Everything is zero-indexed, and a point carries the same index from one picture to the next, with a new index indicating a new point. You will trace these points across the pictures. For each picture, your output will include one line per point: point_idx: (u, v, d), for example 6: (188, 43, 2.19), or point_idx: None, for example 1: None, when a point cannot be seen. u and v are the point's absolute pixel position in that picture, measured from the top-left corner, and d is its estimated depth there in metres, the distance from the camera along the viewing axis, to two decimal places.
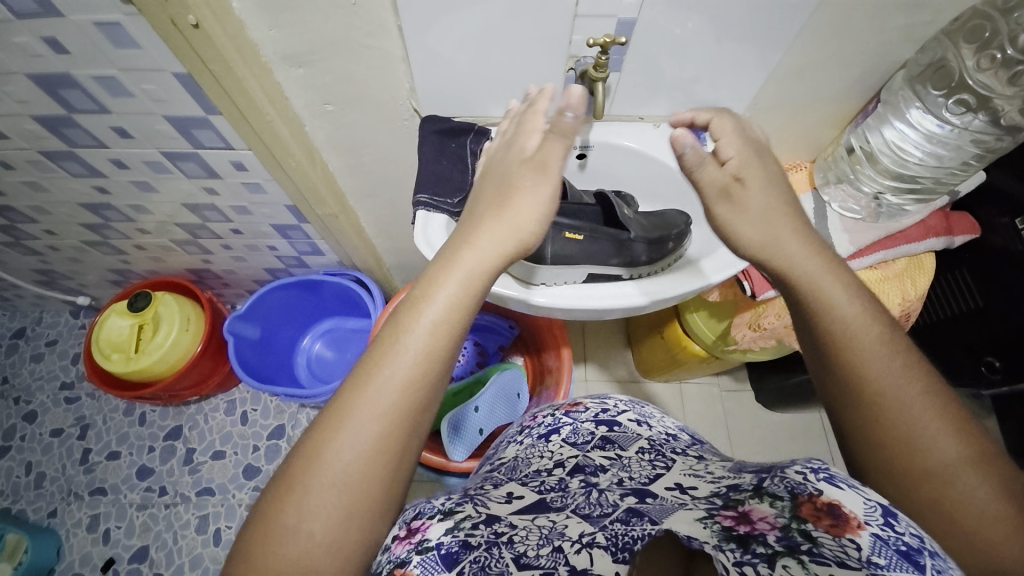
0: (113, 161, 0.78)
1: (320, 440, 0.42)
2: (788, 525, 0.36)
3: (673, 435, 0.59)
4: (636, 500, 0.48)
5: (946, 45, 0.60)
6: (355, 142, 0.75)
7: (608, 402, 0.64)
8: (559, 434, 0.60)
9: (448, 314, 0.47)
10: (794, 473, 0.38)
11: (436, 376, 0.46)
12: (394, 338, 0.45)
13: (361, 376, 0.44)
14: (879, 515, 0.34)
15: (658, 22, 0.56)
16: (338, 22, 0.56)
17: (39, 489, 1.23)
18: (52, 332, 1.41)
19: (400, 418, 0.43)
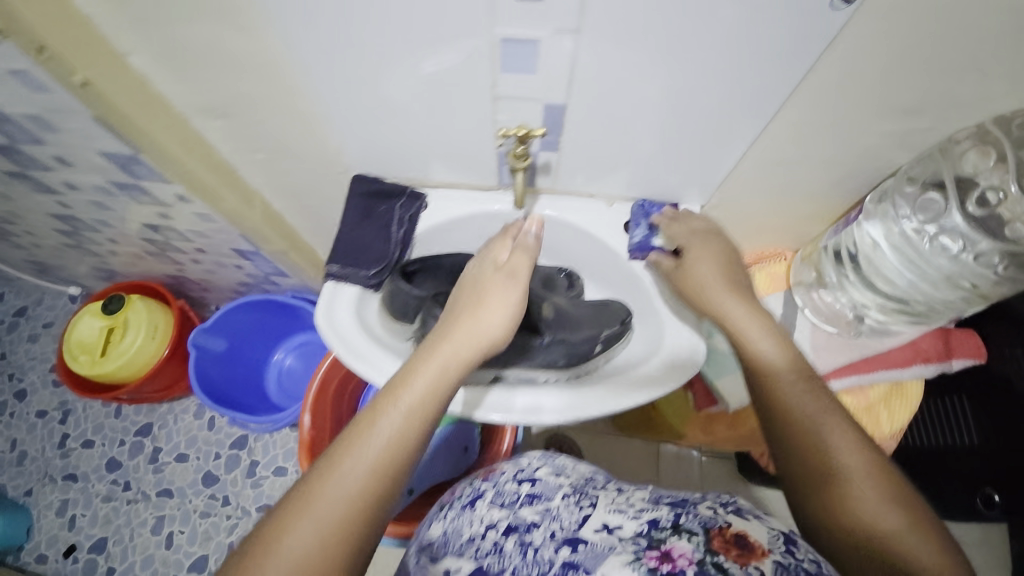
0: (64, 183, 0.78)
1: (283, 523, 0.40)
2: (703, 559, 0.41)
3: (591, 479, 0.59)
4: (570, 551, 0.46)
5: (947, 158, 0.53)
6: (294, 187, 0.71)
7: (522, 462, 0.62)
8: (483, 498, 0.55)
9: (423, 400, 0.46)
10: (706, 510, 0.47)
11: (407, 466, 0.44)
12: (367, 422, 0.44)
13: (333, 457, 0.43)
14: (780, 544, 0.42)
15: (594, 105, 0.51)
16: (245, 82, 0.52)
17: (20, 467, 1.27)
18: (48, 314, 1.42)
19: (365, 508, 0.41)
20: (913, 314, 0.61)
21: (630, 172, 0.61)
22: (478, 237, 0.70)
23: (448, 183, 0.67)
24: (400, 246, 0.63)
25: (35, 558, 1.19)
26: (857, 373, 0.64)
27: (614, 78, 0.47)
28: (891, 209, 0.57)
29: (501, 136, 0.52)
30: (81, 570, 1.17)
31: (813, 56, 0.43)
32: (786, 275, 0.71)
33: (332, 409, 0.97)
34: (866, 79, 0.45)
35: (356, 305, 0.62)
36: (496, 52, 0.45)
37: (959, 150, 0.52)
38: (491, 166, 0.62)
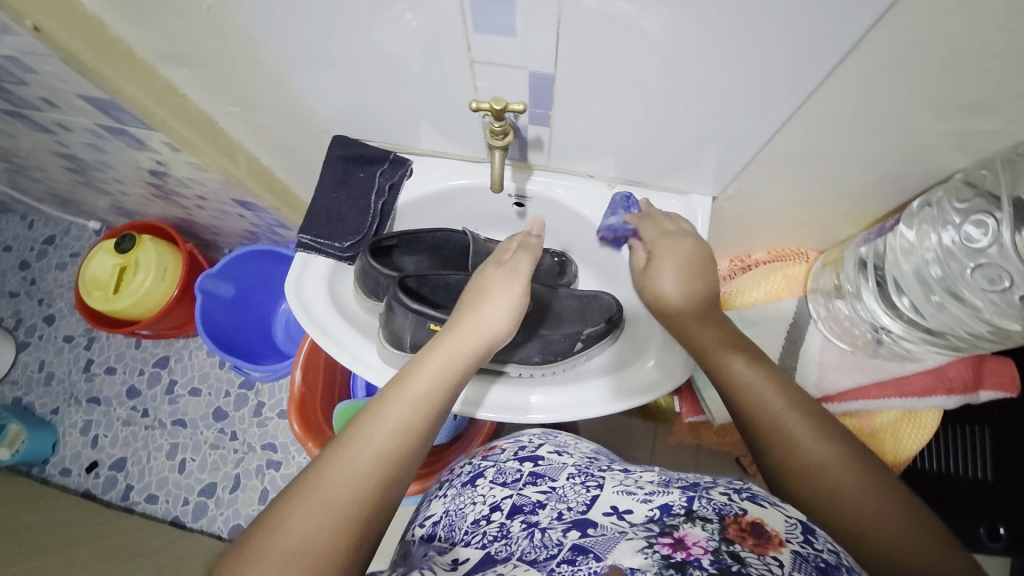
0: (57, 123, 0.76)
1: (287, 508, 0.36)
2: (717, 547, 0.36)
3: (594, 458, 0.52)
4: (580, 534, 0.41)
5: (1010, 170, 0.45)
6: (280, 143, 0.67)
7: (523, 438, 0.56)
8: (484, 477, 0.50)
9: (431, 385, 0.44)
10: (719, 496, 0.40)
11: (418, 450, 0.42)
12: (375, 406, 0.42)
13: (343, 440, 0.40)
14: (799, 533, 0.36)
15: (584, 77, 0.44)
16: (206, 30, 0.47)
17: (48, 387, 1.30)
18: (76, 245, 1.43)
19: (378, 492, 0.38)
20: (941, 339, 0.56)
21: (634, 152, 0.54)
22: (466, 212, 0.66)
23: (435, 152, 0.61)
24: (378, 218, 0.61)
25: (59, 471, 1.23)
26: (863, 398, 0.61)
27: (612, 48, 0.40)
28: (936, 220, 0.51)
29: (474, 110, 0.46)
30: (102, 486, 1.21)
31: (857, 34, 0.36)
32: (804, 280, 0.65)
33: (326, 366, 0.98)
34: (924, 66, 0.38)
35: (327, 282, 0.61)
36: (465, 9, 0.39)
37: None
38: (478, 136, 0.57)
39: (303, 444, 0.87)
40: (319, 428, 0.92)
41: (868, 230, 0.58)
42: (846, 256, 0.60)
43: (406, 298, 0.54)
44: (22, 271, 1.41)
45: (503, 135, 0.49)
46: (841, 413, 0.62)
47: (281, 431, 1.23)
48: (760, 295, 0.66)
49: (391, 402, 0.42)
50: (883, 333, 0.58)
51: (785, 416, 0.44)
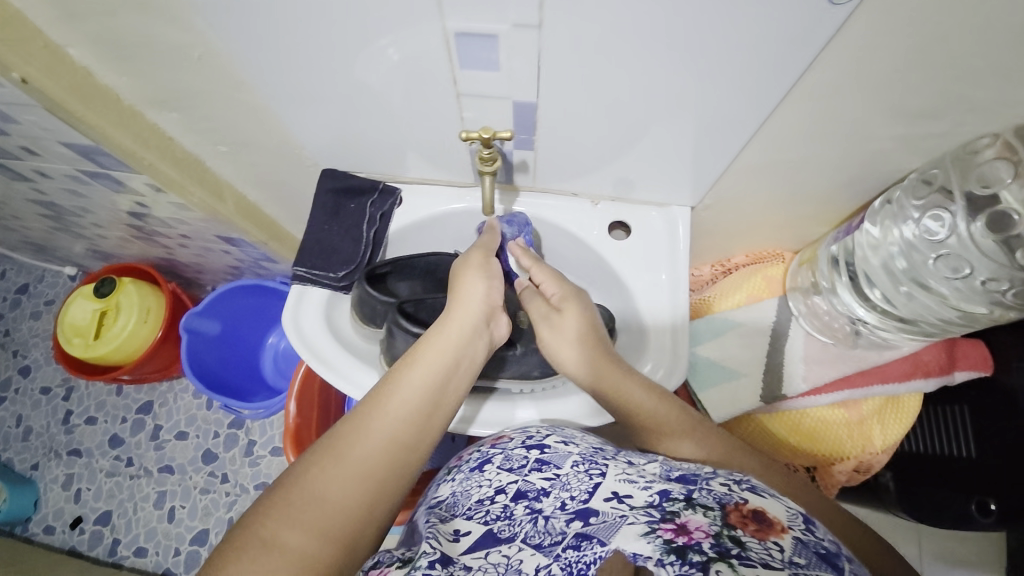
0: (37, 171, 0.75)
1: (313, 465, 0.41)
2: (719, 532, 0.39)
3: (601, 448, 0.52)
4: (583, 523, 0.44)
5: (960, 166, 0.49)
6: (268, 178, 0.68)
7: (531, 428, 0.56)
8: (492, 464, 0.51)
9: (438, 360, 0.49)
10: (720, 486, 0.44)
11: (429, 417, 0.46)
12: (389, 379, 0.46)
13: (362, 408, 0.44)
14: (798, 522, 0.40)
15: (565, 102, 0.47)
16: (195, 74, 0.48)
17: (26, 442, 1.25)
18: (51, 292, 1.39)
19: (393, 452, 0.43)
20: (913, 327, 0.58)
21: (616, 167, 0.57)
22: (455, 237, 0.68)
23: (424, 180, 0.63)
24: (372, 246, 0.62)
25: (43, 529, 1.18)
26: (847, 388, 0.63)
27: (595, 75, 0.43)
28: (896, 216, 0.54)
29: (465, 140, 0.48)
30: (87, 542, 1.16)
31: (809, 56, 0.39)
32: (783, 280, 0.68)
33: (320, 396, 0.97)
34: (870, 77, 0.41)
35: (322, 313, 0.62)
36: (451, 47, 0.42)
37: (981, 158, 0.47)
38: (465, 163, 0.59)
39: None
40: None
41: (838, 228, 0.62)
42: (819, 255, 0.63)
43: (409, 324, 0.57)
44: None
45: (493, 161, 0.53)
46: (826, 405, 0.65)
47: (275, 469, 1.19)
48: (744, 296, 0.68)
49: (403, 374, 0.47)
50: (860, 324, 0.61)
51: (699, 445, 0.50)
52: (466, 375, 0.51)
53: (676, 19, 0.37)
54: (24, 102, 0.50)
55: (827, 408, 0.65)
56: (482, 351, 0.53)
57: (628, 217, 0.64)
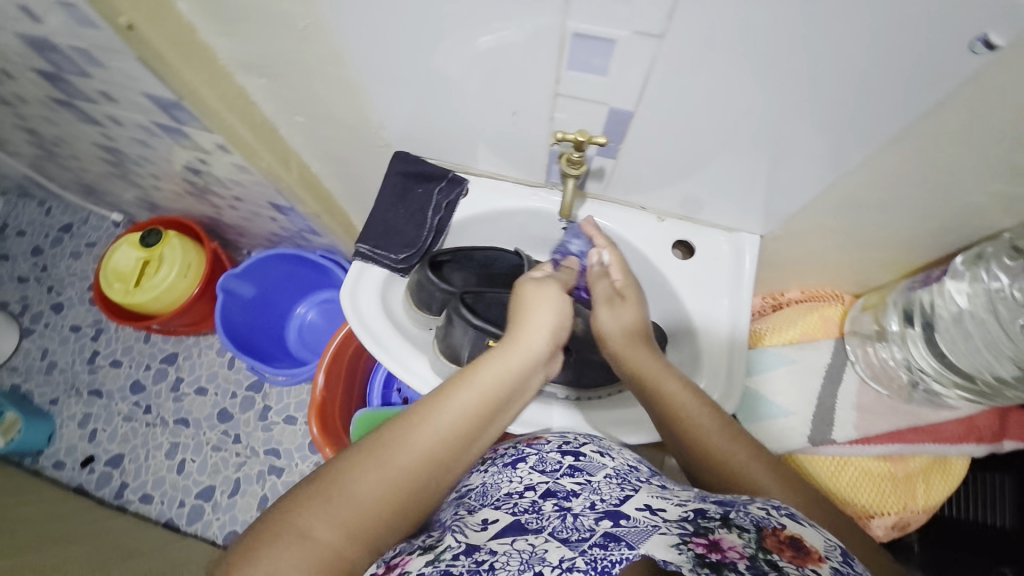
0: (110, 118, 0.77)
1: (356, 464, 0.40)
2: (755, 554, 0.35)
3: (636, 467, 0.51)
4: (612, 523, 0.40)
5: None
6: (337, 153, 0.69)
7: (569, 435, 0.56)
8: (525, 463, 0.50)
9: (495, 387, 0.47)
10: (756, 510, 0.40)
11: (475, 439, 0.45)
12: (444, 394, 0.45)
13: (412, 416, 0.43)
14: (837, 554, 0.36)
15: (661, 114, 0.47)
16: (295, 45, 0.48)
17: (48, 376, 1.28)
18: (93, 235, 1.42)
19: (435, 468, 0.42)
20: (976, 390, 0.59)
21: (690, 185, 0.57)
22: (516, 234, 0.70)
23: (491, 173, 0.64)
24: (434, 232, 0.64)
25: (52, 464, 1.20)
26: (898, 442, 0.63)
27: (697, 90, 0.43)
28: (983, 277, 0.53)
29: (558, 140, 0.49)
30: (95, 482, 1.18)
31: (933, 100, 0.38)
32: (840, 322, 0.69)
33: (347, 371, 0.97)
34: (989, 135, 0.40)
35: (379, 292, 0.65)
36: (564, 46, 0.41)
37: None
38: (541, 165, 0.60)
39: (320, 448, 0.88)
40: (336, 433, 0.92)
41: (909, 279, 0.61)
42: (888, 304, 0.63)
43: (467, 314, 0.61)
44: (35, 256, 1.41)
45: (580, 164, 0.53)
46: (874, 456, 0.64)
47: (287, 437, 1.19)
48: (797, 333, 0.69)
49: (458, 393, 0.45)
50: (917, 374, 0.61)
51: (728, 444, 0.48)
52: (515, 407, 0.49)
53: (803, 44, 0.37)
54: (118, 49, 0.51)
55: (874, 460, 0.64)
56: (535, 384, 0.52)
57: (691, 237, 0.65)
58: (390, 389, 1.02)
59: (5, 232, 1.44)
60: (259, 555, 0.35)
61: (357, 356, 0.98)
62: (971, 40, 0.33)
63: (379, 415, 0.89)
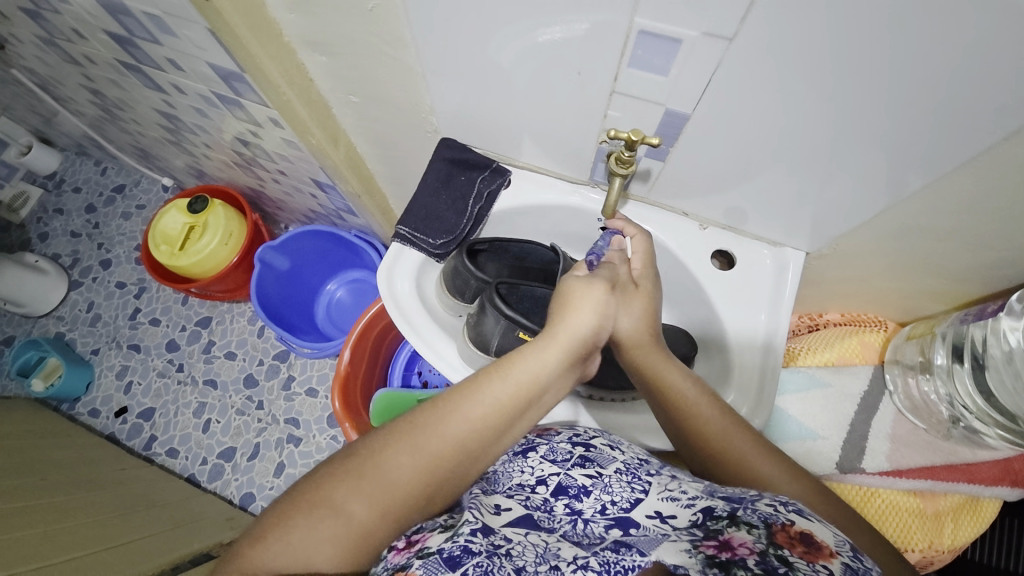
0: (173, 85, 0.80)
1: (391, 445, 0.40)
2: (766, 549, 0.35)
3: (646, 461, 0.50)
4: (622, 532, 0.42)
5: None
6: (384, 135, 0.70)
7: (579, 429, 0.55)
8: (536, 451, 0.50)
9: (533, 383, 0.46)
10: (765, 505, 0.38)
11: (507, 430, 0.44)
12: (481, 383, 0.44)
13: (447, 403, 0.43)
14: (848, 548, 0.35)
15: (715, 120, 0.46)
16: (357, 25, 0.49)
17: (92, 327, 1.35)
18: (143, 198, 1.48)
19: (467, 456, 0.42)
20: (1020, 434, 0.56)
21: (736, 195, 0.56)
22: (551, 229, 0.71)
23: (533, 167, 0.65)
24: (472, 221, 0.65)
25: (88, 411, 1.26)
26: (930, 478, 0.61)
27: (759, 97, 0.42)
28: None
29: (612, 137, 0.48)
30: (127, 432, 1.24)
31: (1014, 126, 0.36)
32: (880, 350, 0.67)
33: (370, 350, 0.99)
34: None
35: (414, 275, 0.66)
36: (629, 42, 0.40)
37: None
38: (587, 162, 0.60)
39: (341, 423, 0.90)
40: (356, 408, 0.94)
41: (962, 311, 0.58)
42: (936, 335, 0.60)
43: (501, 304, 0.60)
44: (88, 213, 1.48)
45: (628, 164, 0.52)
46: (902, 490, 0.62)
47: (307, 408, 1.23)
48: (835, 355, 0.67)
49: (496, 384, 0.44)
50: (958, 411, 0.59)
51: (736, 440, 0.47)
52: (548, 402, 0.49)
53: (878, 58, 0.35)
54: (191, 18, 0.53)
55: (901, 493, 0.62)
56: (570, 381, 0.51)
57: (732, 246, 0.63)
58: (410, 372, 1.05)
59: (63, 187, 1.52)
60: (295, 524, 0.36)
61: (381, 336, 1.00)
62: None
63: (399, 396, 0.90)
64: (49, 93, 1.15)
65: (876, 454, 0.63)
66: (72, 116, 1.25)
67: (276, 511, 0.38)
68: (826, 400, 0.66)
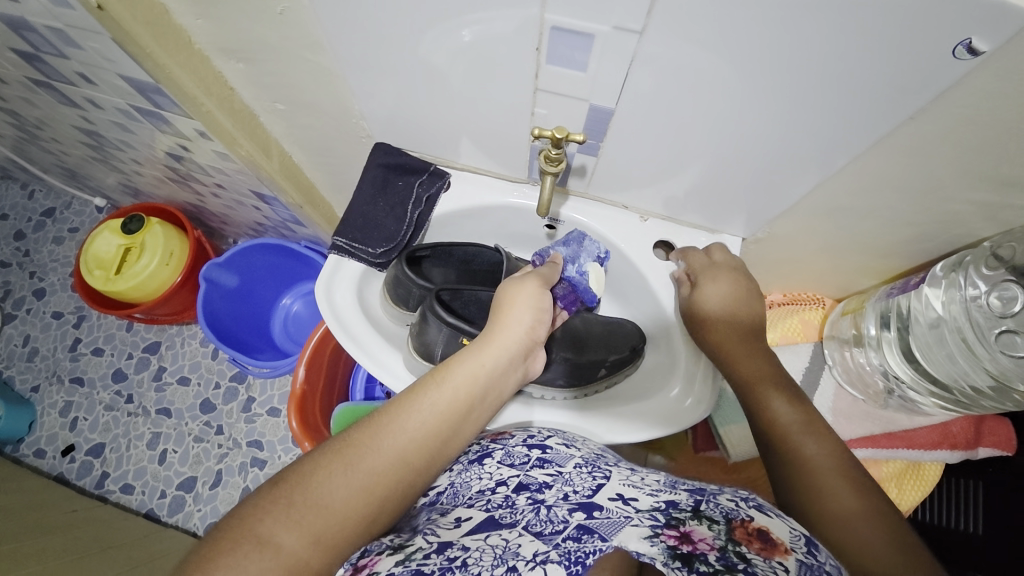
0: (88, 100, 0.74)
1: (323, 468, 0.39)
2: (724, 545, 0.35)
3: (602, 454, 0.51)
4: (585, 515, 0.39)
5: None
6: (318, 142, 0.67)
7: (533, 429, 0.55)
8: (492, 457, 0.48)
9: (469, 386, 0.46)
10: (727, 500, 0.40)
11: (446, 438, 0.44)
12: (416, 394, 0.45)
13: (381, 417, 0.43)
14: (803, 544, 0.36)
15: (643, 112, 0.46)
16: (272, 29, 0.47)
17: (30, 363, 1.26)
18: (76, 220, 1.39)
19: (407, 467, 0.41)
20: (949, 398, 0.59)
21: (672, 186, 0.57)
22: (497, 229, 0.71)
23: (472, 167, 0.65)
24: (412, 228, 0.64)
25: (33, 452, 1.18)
26: (872, 447, 0.64)
27: (683, 88, 0.42)
28: (961, 283, 0.54)
29: (536, 136, 0.48)
30: (76, 471, 1.16)
31: (916, 105, 0.38)
32: (820, 326, 0.70)
33: (328, 364, 0.97)
34: (969, 142, 0.40)
35: (356, 287, 0.66)
36: (545, 38, 0.40)
37: None
38: (522, 160, 0.60)
39: (299, 442, 0.86)
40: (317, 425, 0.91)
41: (890, 285, 0.61)
42: (867, 309, 0.63)
43: (442, 313, 0.59)
44: (16, 241, 1.38)
45: (558, 162, 0.52)
46: None
47: (269, 429, 1.18)
48: (777, 335, 0.70)
49: (431, 391, 0.45)
50: (893, 382, 0.62)
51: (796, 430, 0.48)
52: (489, 408, 0.49)
53: (787, 49, 0.36)
54: (93, 29, 0.49)
55: None
56: (510, 385, 0.51)
57: (674, 237, 0.65)
58: (372, 384, 1.03)
59: None
60: (215, 566, 0.33)
61: (339, 349, 0.97)
62: (955, 45, 0.32)
63: (360, 408, 0.88)
64: None
65: None
66: None
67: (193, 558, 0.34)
68: None
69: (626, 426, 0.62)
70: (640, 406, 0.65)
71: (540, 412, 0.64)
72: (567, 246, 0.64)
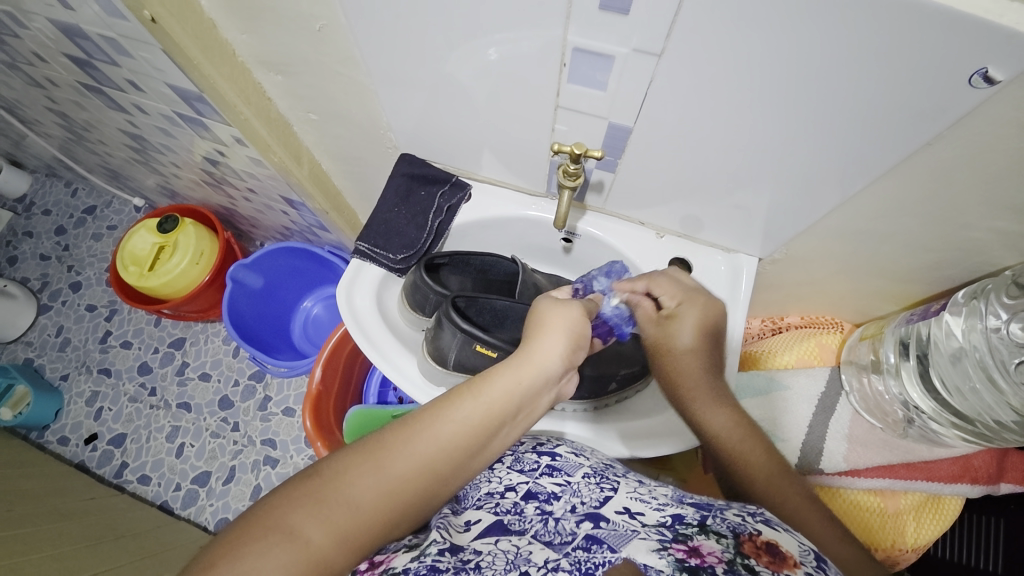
0: (135, 106, 0.79)
1: (352, 467, 0.39)
2: (732, 560, 0.34)
3: (611, 466, 0.51)
4: (592, 526, 0.40)
5: None
6: (346, 151, 0.70)
7: (544, 439, 0.55)
8: (502, 463, 0.49)
9: (504, 403, 0.45)
10: (735, 517, 0.40)
11: (474, 454, 0.43)
12: (452, 403, 0.44)
13: (415, 422, 0.42)
14: (813, 559, 0.36)
15: (658, 132, 0.47)
16: (309, 44, 0.50)
17: (61, 352, 1.31)
18: (114, 219, 1.46)
19: (431, 476, 0.41)
20: (972, 431, 0.57)
21: (688, 207, 0.58)
22: (515, 241, 0.73)
23: (493, 180, 0.67)
24: (432, 236, 0.66)
25: (57, 439, 1.22)
26: (889, 477, 0.63)
27: (701, 108, 0.43)
28: (982, 312, 0.52)
29: (554, 151, 0.50)
30: (97, 459, 1.20)
31: (932, 131, 0.38)
32: (838, 351, 0.70)
33: (343, 367, 0.99)
34: (982, 170, 0.40)
35: (375, 291, 0.68)
36: (565, 59, 0.42)
37: None
38: (541, 174, 0.62)
39: (311, 442, 0.88)
40: (330, 426, 0.93)
41: (911, 311, 0.61)
42: (886, 335, 0.63)
43: (457, 319, 0.60)
44: (58, 235, 1.45)
45: (575, 177, 0.53)
46: (863, 489, 0.64)
47: (283, 429, 1.20)
48: (793, 359, 0.70)
49: (465, 404, 0.43)
50: (913, 412, 0.60)
51: (749, 448, 0.49)
52: (520, 425, 0.47)
53: (802, 79, 0.37)
54: (143, 40, 0.53)
55: (864, 494, 0.64)
56: (544, 404, 0.49)
57: (690, 255, 0.65)
58: (385, 389, 1.05)
59: (33, 210, 1.49)
60: (245, 553, 0.34)
61: (355, 353, 1.00)
62: (970, 73, 0.33)
63: (371, 414, 0.89)
64: (14, 115, 1.13)
65: (836, 453, 0.64)
66: (39, 140, 1.23)
67: (228, 537, 0.36)
68: (783, 401, 0.67)
69: (639, 442, 0.63)
70: (654, 421, 0.65)
71: (558, 423, 0.65)
72: (609, 276, 0.64)
